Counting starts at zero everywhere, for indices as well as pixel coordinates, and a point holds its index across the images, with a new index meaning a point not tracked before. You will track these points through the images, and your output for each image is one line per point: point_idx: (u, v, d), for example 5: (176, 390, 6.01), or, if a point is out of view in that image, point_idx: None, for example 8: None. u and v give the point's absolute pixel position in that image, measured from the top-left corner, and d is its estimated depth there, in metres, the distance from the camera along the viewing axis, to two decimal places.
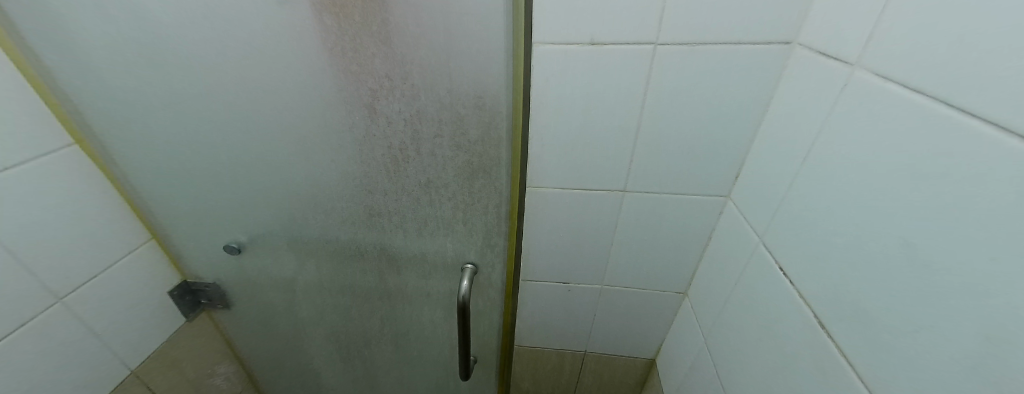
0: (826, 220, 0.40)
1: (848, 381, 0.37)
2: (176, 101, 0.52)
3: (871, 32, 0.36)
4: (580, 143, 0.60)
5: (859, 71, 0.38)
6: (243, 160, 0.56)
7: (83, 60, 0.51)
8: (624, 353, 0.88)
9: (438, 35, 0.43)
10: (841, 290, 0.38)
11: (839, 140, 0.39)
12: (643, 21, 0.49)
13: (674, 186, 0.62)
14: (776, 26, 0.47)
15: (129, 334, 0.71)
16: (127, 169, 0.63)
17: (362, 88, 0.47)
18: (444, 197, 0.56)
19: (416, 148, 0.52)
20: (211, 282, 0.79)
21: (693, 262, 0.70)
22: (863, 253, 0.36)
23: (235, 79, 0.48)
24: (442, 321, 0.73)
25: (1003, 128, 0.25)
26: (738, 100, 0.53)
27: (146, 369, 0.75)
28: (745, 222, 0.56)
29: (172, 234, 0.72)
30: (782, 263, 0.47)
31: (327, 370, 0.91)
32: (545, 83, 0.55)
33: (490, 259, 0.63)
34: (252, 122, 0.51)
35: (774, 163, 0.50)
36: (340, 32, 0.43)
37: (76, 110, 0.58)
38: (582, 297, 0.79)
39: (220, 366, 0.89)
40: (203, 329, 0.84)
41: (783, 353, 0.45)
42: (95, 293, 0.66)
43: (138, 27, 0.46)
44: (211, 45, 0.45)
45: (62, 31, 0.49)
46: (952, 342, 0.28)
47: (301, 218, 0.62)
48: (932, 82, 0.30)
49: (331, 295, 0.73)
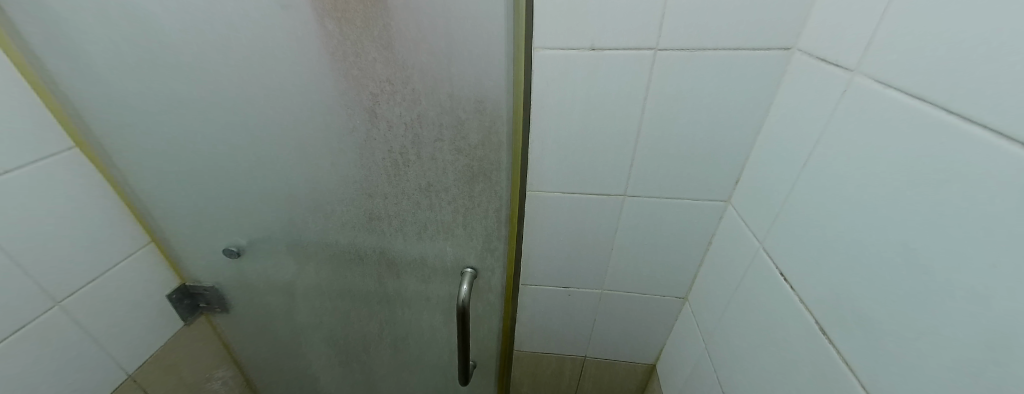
0: (827, 225, 0.40)
1: (849, 384, 0.37)
2: (178, 104, 0.52)
3: (871, 39, 0.37)
4: (581, 148, 0.60)
5: (859, 77, 0.38)
6: (243, 163, 0.56)
7: (84, 62, 0.51)
8: (624, 358, 0.88)
9: (439, 41, 0.44)
10: (841, 295, 0.38)
11: (840, 145, 0.40)
12: (643, 27, 0.50)
13: (674, 190, 0.62)
14: (774, 32, 0.48)
15: (126, 339, 0.70)
16: (127, 172, 0.63)
17: (363, 92, 0.47)
18: (444, 201, 0.56)
19: (417, 152, 0.52)
20: (210, 286, 0.78)
21: (694, 267, 0.71)
22: (863, 259, 0.36)
23: (238, 82, 0.48)
24: (442, 325, 0.73)
25: (1002, 134, 0.26)
26: (738, 105, 0.54)
27: (143, 373, 0.74)
28: (745, 227, 0.57)
29: (170, 238, 0.72)
30: (782, 268, 0.47)
31: (325, 375, 0.90)
32: (547, 88, 0.56)
33: (490, 263, 0.63)
34: (253, 125, 0.51)
35: (774, 167, 0.51)
36: (342, 37, 0.44)
37: (77, 113, 0.58)
38: (582, 301, 0.79)
39: (218, 370, 0.88)
40: (201, 333, 0.83)
41: (784, 358, 0.46)
42: (93, 297, 0.65)
43: (142, 30, 0.46)
44: (215, 48, 0.46)
45: (63, 33, 0.49)
46: (952, 347, 0.28)
47: (300, 222, 0.62)
48: (932, 88, 0.31)
49: (330, 299, 0.73)
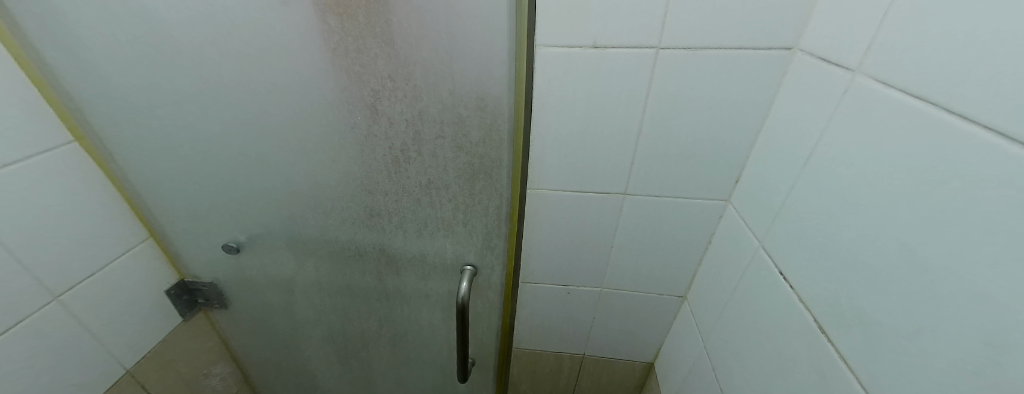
0: (826, 224, 0.41)
1: (848, 383, 0.37)
2: (179, 99, 0.51)
3: (872, 40, 0.37)
4: (582, 146, 0.60)
5: (860, 77, 0.38)
6: (243, 160, 0.56)
7: (84, 56, 0.51)
8: (623, 356, 0.88)
9: (441, 37, 0.44)
10: (841, 294, 0.38)
11: (840, 144, 0.40)
12: (645, 26, 0.50)
13: (674, 189, 0.62)
14: (776, 31, 0.48)
15: (125, 334, 0.70)
16: (126, 166, 0.63)
17: (364, 88, 0.47)
18: (445, 198, 0.56)
19: (417, 149, 0.52)
20: (208, 282, 0.78)
21: (693, 265, 0.71)
22: (862, 258, 0.36)
23: (238, 77, 0.48)
24: (441, 323, 0.73)
25: (1003, 135, 0.26)
26: (740, 104, 0.54)
27: (141, 368, 0.73)
28: (745, 226, 0.57)
29: (170, 233, 0.72)
30: (781, 267, 0.47)
31: (324, 371, 0.90)
32: (548, 86, 0.56)
33: (490, 261, 0.63)
34: (254, 121, 0.51)
35: (774, 166, 0.51)
36: (344, 33, 0.43)
37: (76, 108, 0.57)
38: (582, 299, 0.79)
39: (215, 366, 0.88)
40: (199, 329, 0.83)
41: (783, 357, 0.46)
42: (91, 292, 0.65)
43: (143, 24, 0.46)
44: (216, 43, 0.45)
45: (63, 28, 0.49)
46: (951, 345, 0.29)
47: (300, 218, 0.61)
48: (933, 89, 0.31)
49: (330, 296, 0.73)
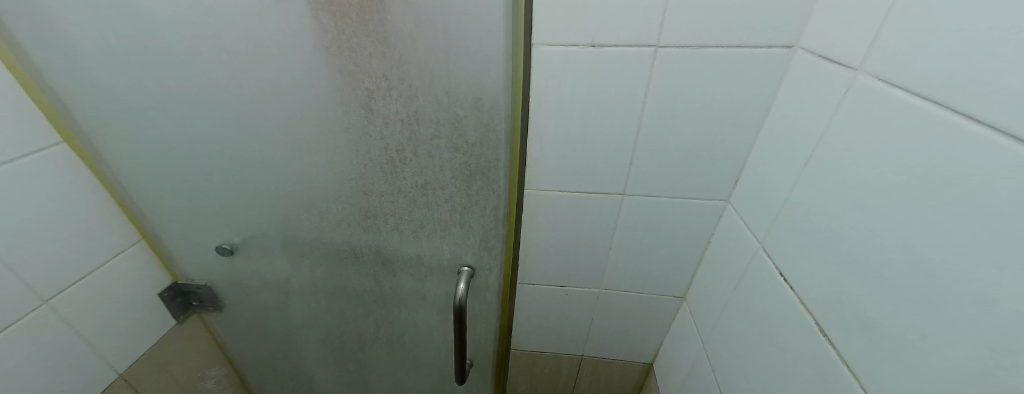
0: (828, 226, 0.40)
1: (849, 385, 0.37)
2: (168, 99, 0.50)
3: (876, 37, 0.36)
4: (580, 145, 0.60)
5: (862, 75, 0.38)
6: (235, 161, 0.55)
7: (72, 57, 0.50)
8: (622, 357, 0.87)
9: (436, 36, 0.43)
10: (842, 296, 0.38)
11: (841, 143, 0.39)
12: (644, 24, 0.49)
13: (673, 189, 0.62)
14: (777, 30, 0.48)
15: (117, 338, 0.69)
16: (117, 168, 0.62)
17: (359, 88, 0.46)
18: (441, 199, 0.55)
19: (413, 149, 0.51)
20: (202, 284, 0.77)
21: (693, 266, 0.70)
22: (864, 261, 0.36)
23: (230, 76, 0.47)
24: (439, 325, 0.72)
25: (1009, 135, 0.25)
26: (741, 102, 0.53)
27: (134, 372, 0.73)
28: (744, 226, 0.56)
29: (162, 235, 0.71)
30: (781, 268, 0.47)
31: (320, 374, 0.89)
32: (546, 85, 0.55)
33: (487, 262, 0.63)
34: (246, 121, 0.50)
35: (775, 165, 0.50)
36: (337, 31, 0.43)
37: (65, 108, 0.56)
38: (581, 300, 0.79)
39: (211, 369, 0.87)
40: (193, 331, 0.82)
41: (783, 359, 0.45)
42: (81, 295, 0.64)
43: (131, 23, 0.45)
44: (207, 42, 0.44)
45: (52, 29, 0.48)
46: (956, 349, 0.28)
47: (295, 219, 0.61)
48: (937, 87, 0.30)
49: (326, 298, 0.72)
